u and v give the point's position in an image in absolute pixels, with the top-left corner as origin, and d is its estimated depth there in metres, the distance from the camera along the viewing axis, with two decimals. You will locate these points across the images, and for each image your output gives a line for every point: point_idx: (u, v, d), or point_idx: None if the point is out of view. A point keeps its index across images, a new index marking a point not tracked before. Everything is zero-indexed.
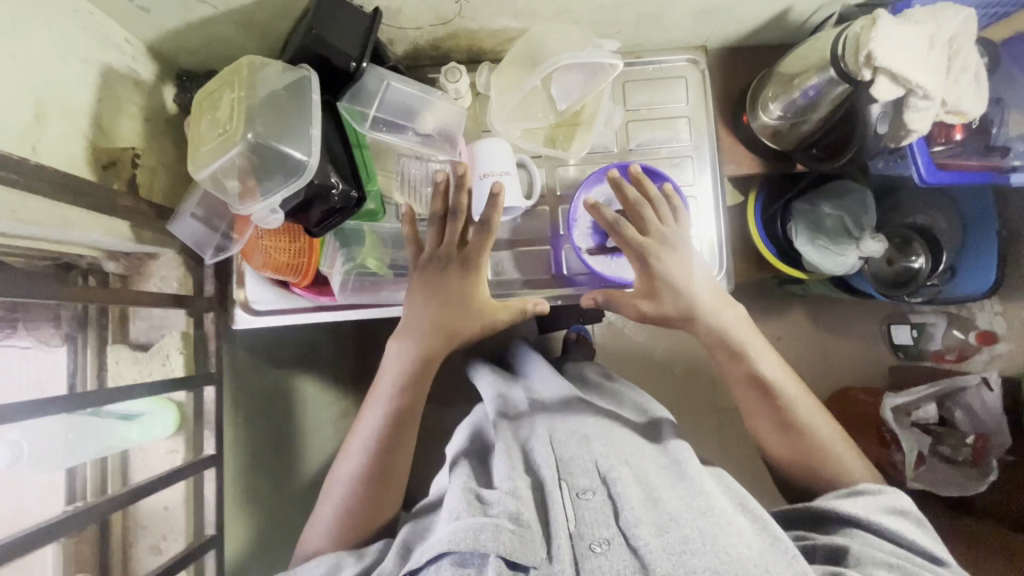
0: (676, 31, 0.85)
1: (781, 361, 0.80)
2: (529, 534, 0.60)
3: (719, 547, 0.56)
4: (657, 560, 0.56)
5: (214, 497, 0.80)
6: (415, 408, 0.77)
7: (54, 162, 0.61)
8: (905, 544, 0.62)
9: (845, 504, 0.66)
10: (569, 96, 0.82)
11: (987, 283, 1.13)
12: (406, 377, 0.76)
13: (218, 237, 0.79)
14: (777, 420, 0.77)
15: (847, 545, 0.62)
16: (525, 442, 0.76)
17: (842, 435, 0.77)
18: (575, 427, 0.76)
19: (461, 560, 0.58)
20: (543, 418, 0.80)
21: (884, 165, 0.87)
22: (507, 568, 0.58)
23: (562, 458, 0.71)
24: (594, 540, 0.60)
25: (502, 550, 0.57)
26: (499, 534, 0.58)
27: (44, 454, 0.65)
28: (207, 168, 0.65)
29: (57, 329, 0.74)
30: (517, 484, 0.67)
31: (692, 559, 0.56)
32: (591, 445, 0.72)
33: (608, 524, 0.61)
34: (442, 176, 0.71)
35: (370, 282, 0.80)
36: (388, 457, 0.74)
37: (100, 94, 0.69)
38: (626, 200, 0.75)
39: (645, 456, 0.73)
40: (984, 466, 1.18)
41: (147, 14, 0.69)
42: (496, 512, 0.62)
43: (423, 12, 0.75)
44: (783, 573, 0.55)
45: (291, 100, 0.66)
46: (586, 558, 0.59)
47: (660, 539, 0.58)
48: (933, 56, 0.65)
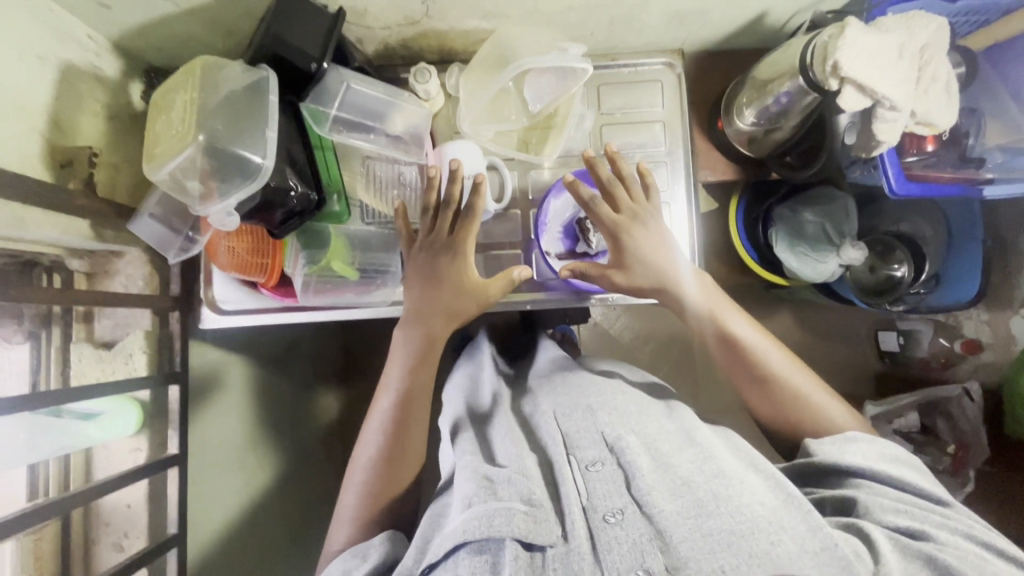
0: (651, 34, 0.84)
1: (750, 319, 0.77)
2: (543, 513, 0.57)
3: (733, 509, 0.54)
4: (676, 526, 0.54)
5: (177, 496, 0.81)
6: (425, 385, 0.76)
7: (7, 162, 0.61)
8: (911, 488, 0.60)
9: (847, 449, 0.64)
10: (540, 99, 0.81)
11: (972, 290, 1.09)
12: (415, 356, 0.76)
13: (181, 239, 0.76)
14: (752, 376, 0.74)
15: (854, 496, 0.60)
16: (530, 419, 0.72)
17: (822, 384, 0.73)
18: (576, 394, 0.72)
19: (478, 547, 0.55)
20: (542, 388, 0.76)
21: (863, 173, 0.87)
22: (524, 551, 0.54)
23: (566, 432, 0.66)
24: (608, 511, 0.56)
25: (518, 533, 0.54)
26: (514, 517, 0.55)
27: (6, 451, 0.64)
28: (164, 170, 0.64)
29: (18, 326, 0.74)
30: (525, 463, 0.63)
31: (709, 522, 0.54)
32: (594, 414, 0.67)
33: (622, 494, 0.58)
34: (434, 170, 0.74)
35: (332, 284, 0.79)
36: (398, 449, 0.73)
37: (59, 91, 0.68)
38: (606, 184, 0.76)
39: (654, 416, 0.69)
40: (963, 475, 1.17)
41: (108, 10, 0.69)
42: (508, 494, 0.59)
43: (389, 12, 0.74)
44: (795, 529, 0.53)
45: (248, 101, 0.66)
46: (603, 531, 0.55)
47: (675, 503, 0.56)
48: (903, 66, 0.64)
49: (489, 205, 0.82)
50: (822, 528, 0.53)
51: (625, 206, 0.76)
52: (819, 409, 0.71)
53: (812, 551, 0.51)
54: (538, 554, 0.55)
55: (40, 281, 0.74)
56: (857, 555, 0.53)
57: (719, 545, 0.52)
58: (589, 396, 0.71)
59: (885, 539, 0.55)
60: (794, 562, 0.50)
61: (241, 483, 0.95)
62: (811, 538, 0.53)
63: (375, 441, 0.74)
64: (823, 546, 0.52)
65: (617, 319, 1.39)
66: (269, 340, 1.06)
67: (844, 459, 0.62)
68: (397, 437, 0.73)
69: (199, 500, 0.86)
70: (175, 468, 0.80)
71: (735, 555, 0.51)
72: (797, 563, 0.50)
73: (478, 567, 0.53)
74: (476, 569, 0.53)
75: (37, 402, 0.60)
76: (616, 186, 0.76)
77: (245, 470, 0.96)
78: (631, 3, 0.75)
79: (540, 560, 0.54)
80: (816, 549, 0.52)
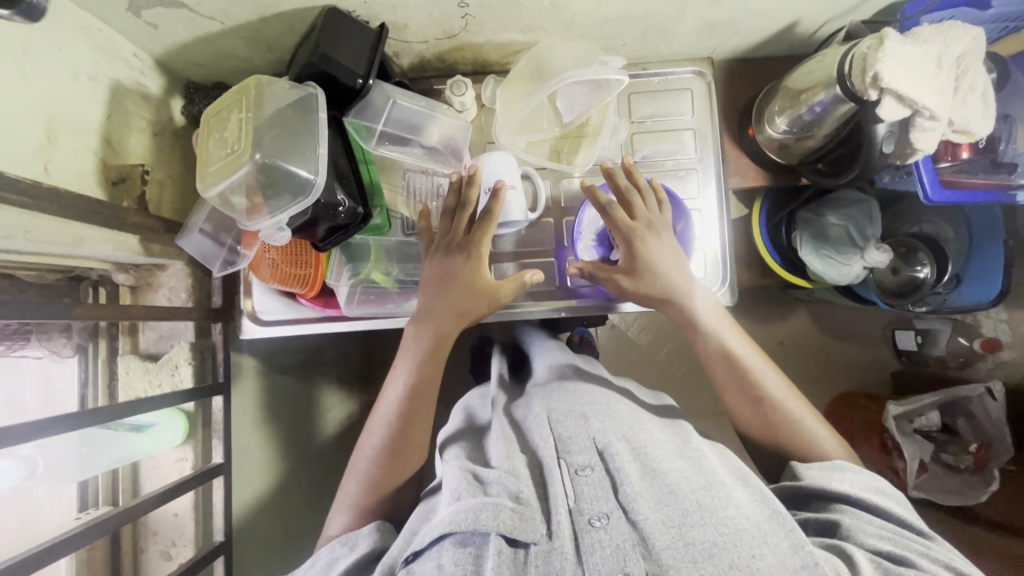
0: (682, 44, 0.85)
1: (749, 340, 0.78)
2: (529, 511, 0.56)
3: (719, 519, 0.53)
4: (658, 534, 0.53)
5: (223, 505, 0.82)
6: (432, 383, 0.77)
7: (66, 182, 0.62)
8: (893, 519, 0.60)
9: (831, 477, 0.65)
10: (573, 109, 0.82)
11: (994, 290, 1.08)
12: (421, 356, 0.76)
13: (226, 252, 0.77)
14: (748, 395, 0.74)
15: (839, 519, 0.60)
16: (524, 422, 0.72)
17: (809, 409, 0.74)
18: (571, 400, 0.72)
19: (462, 540, 0.54)
20: (540, 394, 0.77)
21: (891, 178, 0.88)
22: (507, 547, 0.54)
23: (559, 435, 0.66)
24: (593, 514, 0.55)
25: (502, 528, 0.53)
26: (499, 513, 0.54)
27: (61, 467, 0.66)
28: (216, 187, 0.65)
29: (69, 340, 0.76)
30: (514, 463, 0.62)
31: (692, 531, 0.52)
32: (588, 420, 0.67)
33: (608, 498, 0.57)
34: (457, 175, 0.76)
35: (375, 294, 0.81)
36: (404, 444, 0.73)
37: (109, 110, 0.69)
38: (621, 192, 0.77)
39: (649, 427, 0.70)
40: (987, 474, 1.18)
41: (155, 29, 0.70)
42: (495, 492, 0.58)
43: (429, 27, 0.75)
44: (780, 544, 0.52)
45: (298, 119, 0.67)
46: (587, 533, 0.54)
47: (661, 512, 0.55)
48: (941, 76, 0.65)
49: (522, 215, 0.82)
50: (805, 546, 0.52)
51: (642, 214, 0.76)
52: (809, 435, 0.72)
53: (793, 567, 0.50)
54: (521, 551, 0.54)
55: (87, 297, 0.76)
56: (836, 571, 0.51)
57: (699, 555, 0.51)
58: (583, 403, 0.71)
59: (867, 561, 0.54)
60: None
61: (277, 490, 0.97)
62: (794, 555, 0.51)
63: (380, 435, 0.74)
64: (805, 563, 0.50)
65: (635, 322, 1.40)
66: (301, 348, 1.07)
67: (828, 484, 0.63)
68: (403, 432, 0.74)
69: (241, 507, 0.87)
70: (221, 476, 0.81)
71: (715, 566, 0.50)
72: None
73: (459, 560, 0.53)
74: (457, 562, 0.53)
75: (100, 416, 0.61)
76: (632, 194, 0.76)
77: (281, 477, 0.98)
78: (666, 15, 0.76)
79: (521, 556, 0.53)
80: (798, 566, 0.50)
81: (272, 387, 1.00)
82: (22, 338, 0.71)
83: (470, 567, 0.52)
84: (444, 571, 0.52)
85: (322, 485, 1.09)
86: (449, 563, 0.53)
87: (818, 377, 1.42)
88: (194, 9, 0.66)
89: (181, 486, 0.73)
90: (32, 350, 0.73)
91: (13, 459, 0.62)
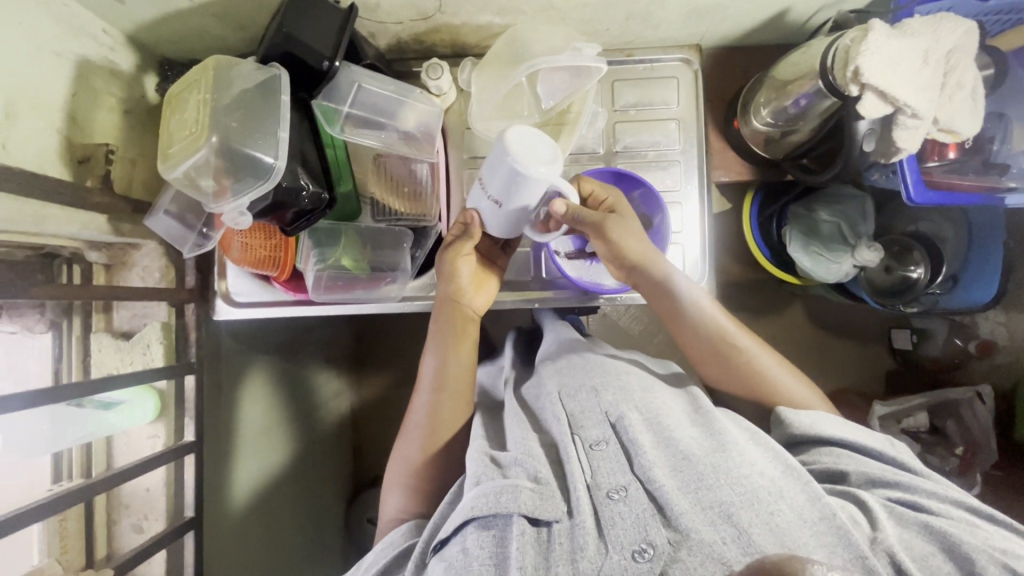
0: (667, 30, 0.82)
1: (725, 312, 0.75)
2: (548, 491, 0.55)
3: (734, 479, 0.53)
4: (676, 499, 0.52)
5: (194, 481, 0.84)
6: (459, 341, 0.76)
7: (26, 161, 0.62)
8: (890, 458, 0.60)
9: (826, 418, 0.64)
10: (554, 96, 0.78)
11: (990, 294, 1.07)
12: (441, 319, 0.77)
13: (195, 234, 0.77)
14: (729, 373, 0.73)
15: (845, 470, 0.59)
16: (535, 402, 0.69)
17: (784, 361, 0.73)
18: (583, 375, 0.69)
19: (485, 524, 0.54)
20: (551, 366, 0.74)
21: (880, 176, 0.85)
22: (530, 527, 0.53)
23: (572, 410, 0.64)
24: (610, 488, 0.54)
25: (524, 509, 0.53)
26: (519, 494, 0.54)
27: (28, 442, 0.67)
28: (179, 168, 0.64)
29: (41, 316, 0.75)
30: (529, 442, 0.61)
31: (708, 494, 0.52)
32: (599, 394, 0.65)
33: (624, 471, 0.56)
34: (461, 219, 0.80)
35: (343, 281, 0.79)
36: (439, 414, 0.73)
37: (75, 87, 0.69)
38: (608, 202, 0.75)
39: (661, 396, 0.67)
40: (970, 478, 1.15)
41: (122, 5, 0.69)
42: (514, 473, 0.57)
43: (402, 7, 0.73)
44: (796, 499, 0.52)
45: (261, 100, 0.66)
46: (605, 506, 0.53)
47: (676, 478, 0.54)
48: (927, 72, 0.62)
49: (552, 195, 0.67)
50: (822, 498, 0.52)
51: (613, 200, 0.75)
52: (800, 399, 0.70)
53: (811, 520, 0.51)
54: (544, 530, 0.53)
55: (61, 275, 0.75)
56: (853, 521, 0.53)
57: (717, 518, 0.50)
58: (593, 376, 0.68)
59: (882, 508, 0.54)
60: (792, 531, 0.50)
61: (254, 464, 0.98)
62: (812, 508, 0.52)
63: (422, 411, 0.74)
64: (822, 514, 0.51)
65: (626, 312, 1.39)
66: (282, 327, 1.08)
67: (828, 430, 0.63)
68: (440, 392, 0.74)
69: (215, 482, 0.89)
70: (192, 454, 0.83)
71: (734, 526, 0.50)
72: (797, 532, 0.50)
73: (482, 544, 0.53)
74: (481, 545, 0.52)
75: (62, 394, 0.62)
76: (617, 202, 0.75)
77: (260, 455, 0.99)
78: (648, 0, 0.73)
79: (545, 535, 0.53)
80: (815, 518, 0.51)
81: (252, 366, 1.00)
82: None
83: (494, 550, 0.52)
84: (470, 555, 0.52)
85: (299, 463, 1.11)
86: (474, 547, 0.52)
87: (809, 373, 1.40)
88: None
89: (149, 463, 0.75)
90: (4, 325, 0.72)
91: None
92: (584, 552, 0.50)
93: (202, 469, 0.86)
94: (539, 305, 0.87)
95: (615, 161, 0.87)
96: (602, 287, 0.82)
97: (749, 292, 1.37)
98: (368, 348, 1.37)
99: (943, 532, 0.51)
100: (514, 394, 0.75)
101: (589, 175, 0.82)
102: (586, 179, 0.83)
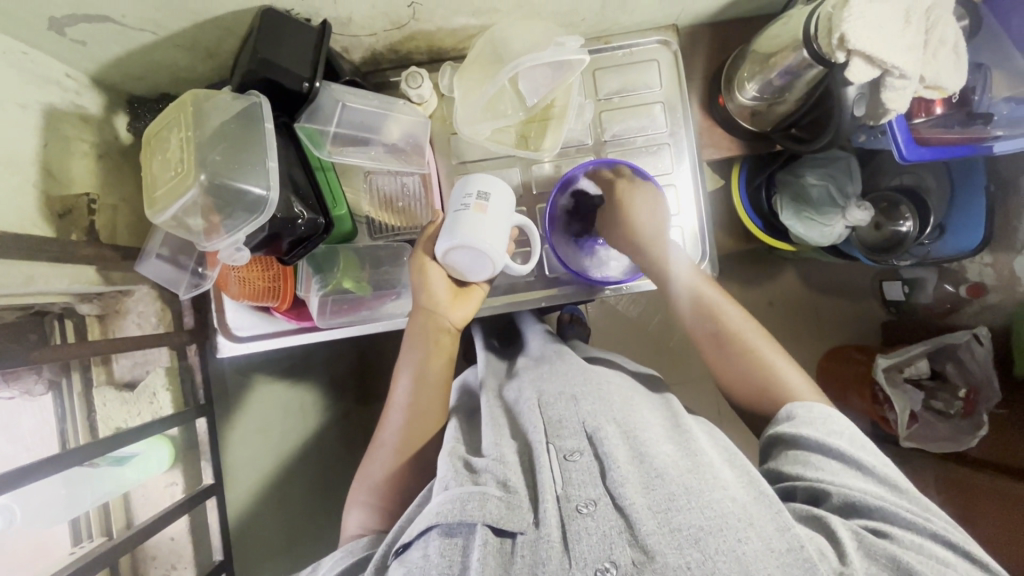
0: (644, 13, 0.81)
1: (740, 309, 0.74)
2: (517, 500, 0.52)
3: (705, 502, 0.49)
4: (644, 519, 0.48)
5: (219, 524, 0.82)
6: (433, 362, 0.74)
7: (6, 221, 0.59)
8: (881, 477, 0.55)
9: (831, 433, 0.59)
10: (537, 92, 0.76)
11: (976, 238, 1.06)
12: (414, 339, 0.75)
13: (189, 274, 0.74)
14: (731, 358, 0.71)
15: (827, 489, 0.54)
16: (515, 406, 0.67)
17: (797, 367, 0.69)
18: (565, 381, 0.67)
19: (449, 531, 0.50)
20: (530, 375, 0.72)
21: (866, 138, 0.87)
22: (493, 536, 0.49)
23: (549, 419, 0.61)
24: (580, 501, 0.51)
25: (489, 518, 0.49)
26: (485, 502, 0.50)
27: (43, 510, 0.64)
28: (167, 212, 0.62)
29: (39, 377, 0.72)
30: (503, 450, 0.58)
31: (678, 517, 0.48)
32: (578, 403, 0.62)
33: (595, 484, 0.52)
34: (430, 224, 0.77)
35: (348, 302, 0.79)
36: (411, 431, 0.70)
37: (46, 137, 0.66)
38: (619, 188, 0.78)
39: (641, 410, 0.65)
40: (976, 419, 1.18)
41: (84, 46, 0.66)
42: (483, 480, 0.54)
43: (375, 18, 0.71)
44: (765, 527, 0.48)
45: (243, 130, 0.64)
46: (573, 521, 0.49)
47: (647, 496, 0.50)
48: (910, 32, 0.62)
49: (500, 256, 0.69)
50: (792, 528, 0.48)
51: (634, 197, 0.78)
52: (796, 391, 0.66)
53: (779, 550, 0.46)
54: (508, 541, 0.50)
55: (53, 333, 0.72)
56: (821, 554, 0.48)
57: (685, 541, 0.46)
58: (575, 384, 0.66)
59: (850, 535, 0.50)
60: (760, 560, 0.45)
61: (274, 497, 0.96)
62: (780, 537, 0.47)
63: (394, 429, 0.71)
64: (791, 545, 0.47)
65: (624, 298, 1.36)
66: (285, 355, 1.06)
67: (827, 440, 0.57)
68: (416, 412, 0.72)
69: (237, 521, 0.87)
70: (214, 497, 0.82)
71: (701, 551, 0.46)
72: (763, 562, 0.45)
73: (445, 552, 0.49)
74: (444, 553, 0.49)
75: (76, 458, 0.60)
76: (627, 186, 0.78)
77: (279, 487, 0.98)
78: None
79: (509, 548, 0.49)
80: (783, 549, 0.46)
81: (260, 398, 0.98)
82: None
83: (458, 558, 0.48)
84: (429, 562, 0.48)
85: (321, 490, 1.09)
86: (435, 554, 0.49)
87: (810, 335, 1.42)
88: (121, 22, 0.63)
89: (171, 513, 0.74)
90: (2, 392, 0.69)
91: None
92: (547, 566, 0.47)
93: (225, 511, 0.84)
94: (545, 304, 0.87)
95: (605, 150, 0.86)
96: (606, 278, 0.83)
97: (743, 262, 1.38)
98: None
99: (909, 567, 0.47)
100: (494, 395, 0.72)
101: (581, 169, 0.82)
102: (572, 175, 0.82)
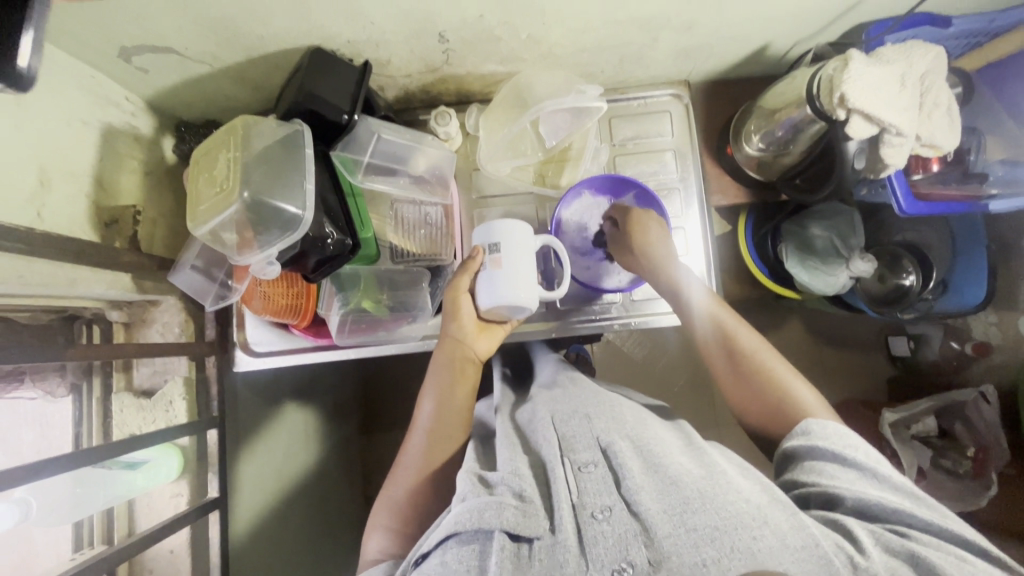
0: (659, 69, 0.87)
1: (757, 336, 0.74)
2: (532, 508, 0.52)
3: (719, 504, 0.49)
4: (659, 522, 0.49)
5: (219, 540, 0.81)
6: (459, 390, 0.76)
7: (59, 225, 0.64)
8: (896, 483, 0.56)
9: (847, 445, 0.60)
10: (556, 135, 0.81)
11: (979, 295, 1.09)
12: (442, 366, 0.77)
13: (218, 286, 0.78)
14: (746, 377, 0.71)
15: (842, 493, 0.55)
16: (527, 425, 0.69)
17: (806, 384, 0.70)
18: (577, 402, 0.69)
19: (466, 539, 0.51)
20: (544, 397, 0.74)
21: (868, 192, 0.91)
22: (510, 543, 0.50)
23: (562, 435, 0.63)
24: (596, 508, 0.52)
25: (506, 525, 0.50)
26: (502, 510, 0.51)
27: (53, 509, 0.65)
28: (206, 225, 0.66)
29: (63, 379, 0.74)
30: (518, 464, 0.59)
31: (692, 517, 0.48)
32: (591, 421, 0.64)
33: (610, 492, 0.53)
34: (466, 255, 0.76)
35: (366, 321, 0.82)
36: (434, 453, 0.72)
37: (101, 152, 0.71)
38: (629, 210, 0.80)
39: (653, 428, 0.66)
40: (985, 480, 1.16)
41: (145, 73, 0.72)
42: (499, 491, 0.55)
43: (412, 61, 0.78)
44: (780, 525, 0.48)
45: (285, 154, 0.69)
46: (589, 526, 0.50)
47: (661, 501, 0.51)
48: (905, 94, 0.68)
49: (535, 295, 0.73)
50: (807, 527, 0.49)
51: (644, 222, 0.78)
52: (808, 409, 0.67)
53: (793, 547, 0.46)
54: (524, 547, 0.50)
55: (81, 335, 0.75)
56: (838, 548, 0.48)
57: (700, 540, 0.46)
58: (588, 405, 0.68)
59: (867, 535, 0.51)
60: (776, 557, 0.45)
61: (272, 517, 0.95)
62: (795, 535, 0.47)
63: (416, 453, 0.73)
64: (806, 543, 0.47)
65: (629, 337, 1.38)
66: (293, 375, 1.07)
67: (844, 450, 0.59)
68: (440, 436, 0.73)
69: (238, 538, 0.87)
70: (217, 510, 0.82)
71: (717, 549, 0.45)
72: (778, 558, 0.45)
73: (462, 558, 0.49)
74: (461, 558, 0.49)
75: (93, 457, 0.62)
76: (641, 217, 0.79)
77: (278, 508, 0.97)
78: (640, 43, 0.79)
79: (525, 552, 0.49)
80: (799, 546, 0.46)
81: (267, 415, 0.99)
82: (16, 379, 0.69)
83: (474, 563, 0.49)
84: (446, 569, 0.48)
85: (316, 514, 1.07)
86: (452, 561, 0.49)
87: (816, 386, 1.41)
88: (183, 53, 0.69)
89: (175, 523, 0.73)
90: (26, 392, 0.71)
91: (8, 502, 0.62)
92: (564, 570, 0.47)
93: (226, 526, 0.84)
94: (554, 335, 0.90)
95: None
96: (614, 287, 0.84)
97: (749, 310, 1.40)
98: (376, 393, 1.35)
99: (930, 562, 0.47)
100: (507, 416, 0.74)
101: (584, 184, 0.85)
102: (581, 192, 0.85)
